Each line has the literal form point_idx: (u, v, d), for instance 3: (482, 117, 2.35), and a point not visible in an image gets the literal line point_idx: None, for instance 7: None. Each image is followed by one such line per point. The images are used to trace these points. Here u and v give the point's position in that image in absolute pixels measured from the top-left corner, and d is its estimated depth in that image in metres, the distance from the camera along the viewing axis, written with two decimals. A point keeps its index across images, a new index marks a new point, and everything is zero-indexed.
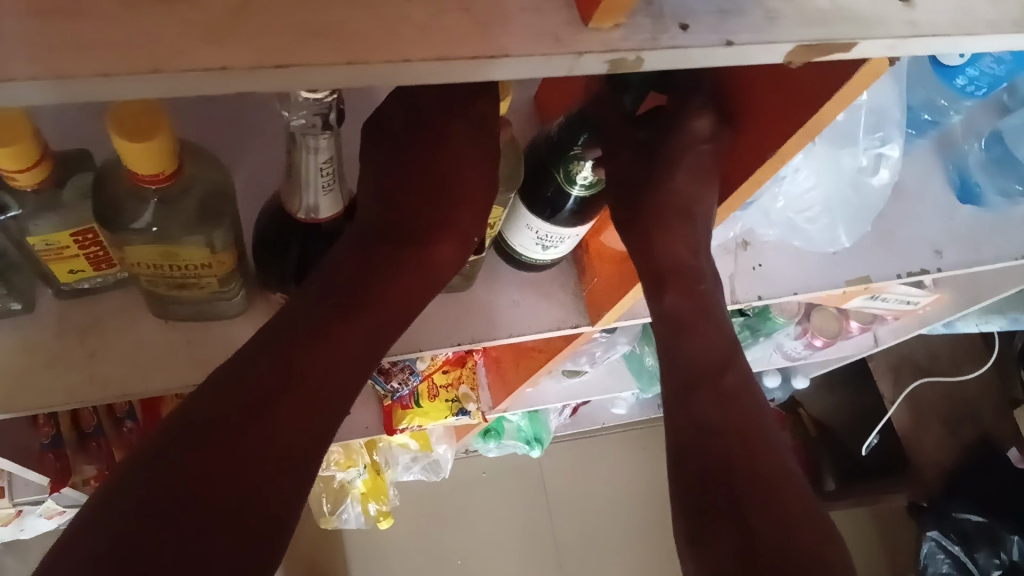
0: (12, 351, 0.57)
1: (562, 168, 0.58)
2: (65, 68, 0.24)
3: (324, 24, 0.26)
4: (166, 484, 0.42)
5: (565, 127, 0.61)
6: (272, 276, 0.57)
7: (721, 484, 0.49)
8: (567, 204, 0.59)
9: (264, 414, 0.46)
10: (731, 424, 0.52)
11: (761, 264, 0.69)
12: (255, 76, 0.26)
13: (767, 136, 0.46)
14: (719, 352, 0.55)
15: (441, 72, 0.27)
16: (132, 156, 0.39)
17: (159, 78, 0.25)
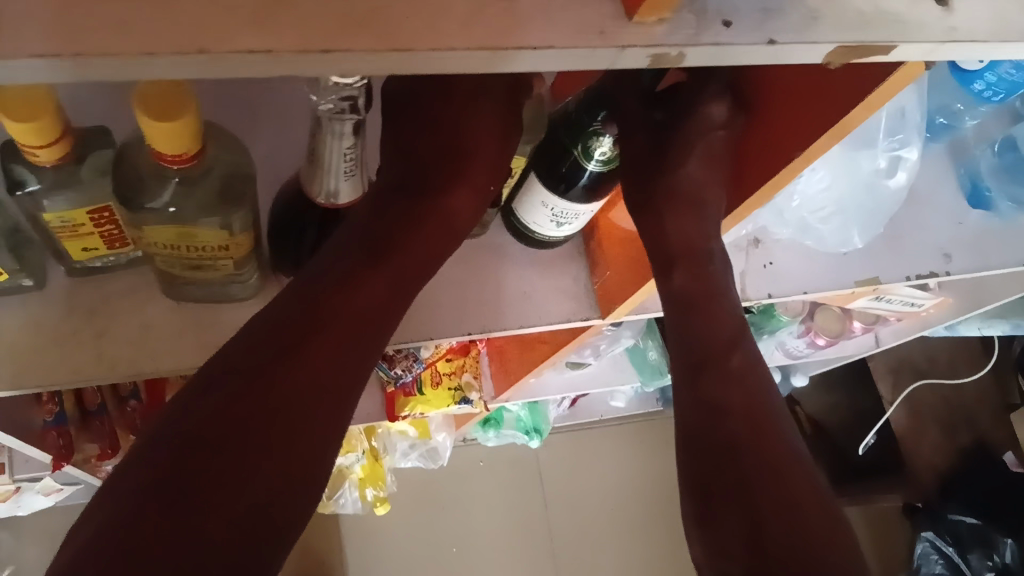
0: (22, 328, 0.57)
1: (580, 142, 0.57)
2: (110, 47, 0.24)
3: (367, 8, 0.26)
4: (171, 452, 0.42)
5: (585, 103, 0.59)
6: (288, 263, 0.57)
7: (729, 468, 0.50)
8: (582, 179, 0.58)
9: (277, 379, 0.46)
10: (741, 407, 0.52)
11: (771, 262, 0.69)
12: (299, 61, 0.26)
13: (790, 136, 0.46)
14: (728, 331, 0.55)
15: (484, 61, 0.27)
16: (159, 136, 0.38)
17: (202, 59, 0.25)
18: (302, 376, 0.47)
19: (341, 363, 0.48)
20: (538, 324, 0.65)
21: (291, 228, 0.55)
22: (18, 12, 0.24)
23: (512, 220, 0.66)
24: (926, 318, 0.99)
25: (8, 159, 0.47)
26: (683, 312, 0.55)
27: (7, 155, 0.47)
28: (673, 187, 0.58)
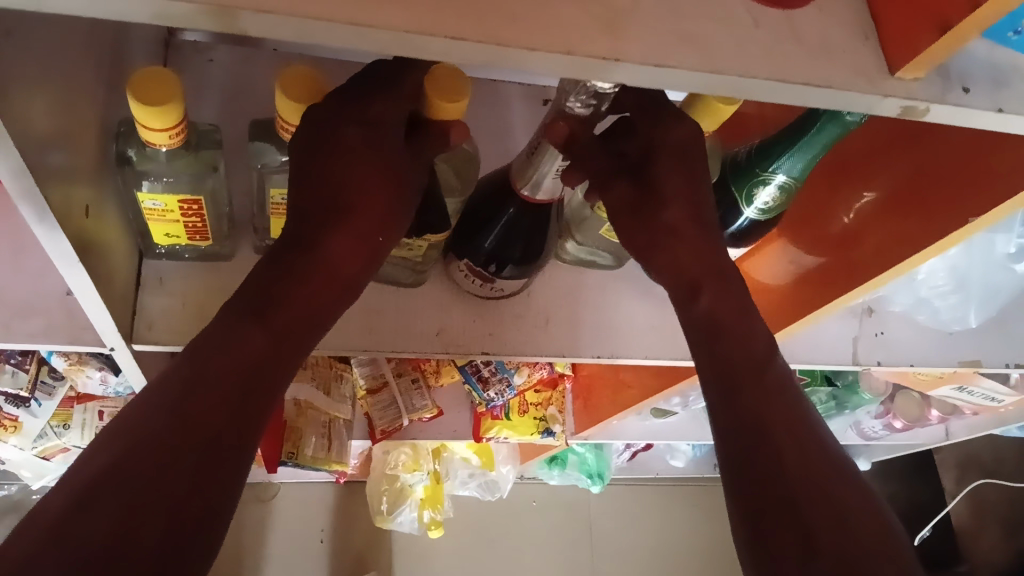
0: (200, 290, 0.60)
1: (744, 188, 0.56)
2: (504, 37, 0.29)
3: (693, 34, 0.31)
4: (162, 405, 0.43)
5: (786, 134, 0.54)
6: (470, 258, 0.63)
7: (785, 517, 0.45)
8: (735, 223, 0.59)
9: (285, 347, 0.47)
10: (818, 495, 0.45)
11: (883, 331, 0.73)
12: (639, 70, 0.30)
13: (964, 193, 0.49)
14: (750, 364, 0.50)
15: (776, 90, 0.32)
16: (443, 114, 0.46)
17: (567, 58, 0.29)
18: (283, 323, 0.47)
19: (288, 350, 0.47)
20: (661, 357, 0.68)
21: (479, 220, 0.62)
22: None
23: None
24: (1002, 414, 1.00)
25: (271, 141, 0.54)
26: (706, 346, 0.51)
27: (260, 138, 0.55)
28: (838, 239, 0.59)
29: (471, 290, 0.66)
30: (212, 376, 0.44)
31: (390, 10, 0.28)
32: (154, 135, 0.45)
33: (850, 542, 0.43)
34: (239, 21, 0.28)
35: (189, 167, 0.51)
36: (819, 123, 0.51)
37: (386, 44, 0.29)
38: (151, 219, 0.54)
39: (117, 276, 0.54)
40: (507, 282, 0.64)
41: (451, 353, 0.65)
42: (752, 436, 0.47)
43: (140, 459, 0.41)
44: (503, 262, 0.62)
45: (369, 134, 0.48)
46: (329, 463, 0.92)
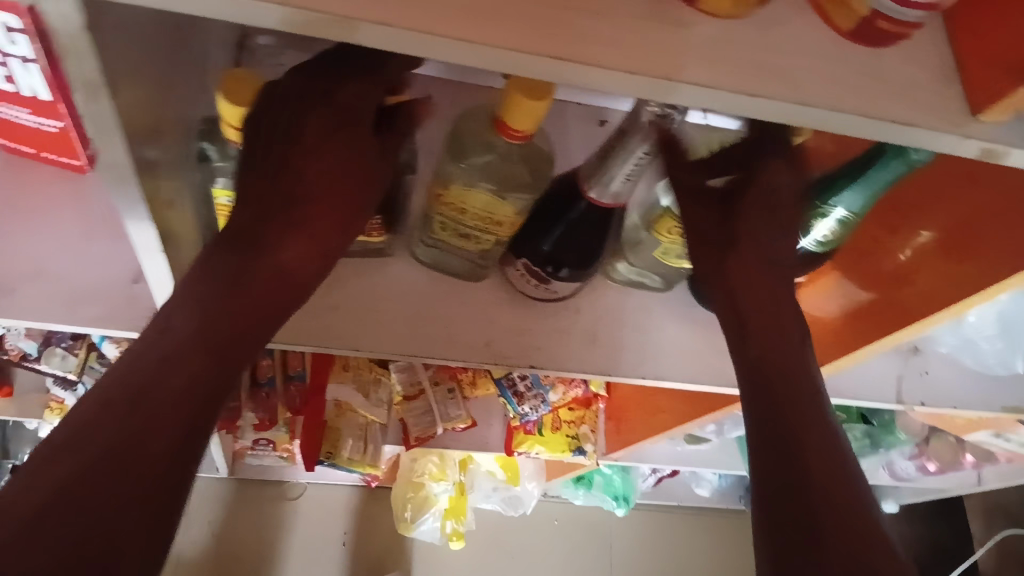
0: None
1: (804, 219, 0.58)
2: (604, 61, 0.30)
3: (784, 67, 0.32)
4: (122, 393, 0.44)
5: (849, 170, 0.55)
6: (535, 257, 0.64)
7: (805, 527, 0.48)
8: (793, 250, 0.60)
9: (244, 340, 0.49)
10: (835, 509, 0.48)
11: (929, 371, 0.74)
12: (730, 99, 0.31)
13: (1006, 242, 0.50)
14: (792, 388, 0.52)
15: (860, 124, 0.33)
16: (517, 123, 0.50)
17: (663, 84, 0.30)
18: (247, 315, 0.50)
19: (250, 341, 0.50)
20: (704, 383, 0.69)
21: (542, 223, 0.64)
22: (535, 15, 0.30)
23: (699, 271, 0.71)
24: None
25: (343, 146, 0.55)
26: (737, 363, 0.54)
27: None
28: (891, 276, 0.60)
29: (525, 290, 0.68)
30: (180, 364, 0.46)
31: (496, 29, 0.29)
32: (232, 132, 0.48)
33: (866, 551, 0.47)
34: (352, 32, 0.29)
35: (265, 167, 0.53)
36: (882, 160, 0.52)
37: (492, 61, 0.30)
38: (222, 215, 0.56)
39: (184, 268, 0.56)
40: (562, 285, 0.66)
41: (497, 365, 0.66)
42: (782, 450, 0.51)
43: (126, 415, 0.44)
44: (561, 264, 0.64)
45: (336, 120, 0.52)
46: (363, 465, 0.96)
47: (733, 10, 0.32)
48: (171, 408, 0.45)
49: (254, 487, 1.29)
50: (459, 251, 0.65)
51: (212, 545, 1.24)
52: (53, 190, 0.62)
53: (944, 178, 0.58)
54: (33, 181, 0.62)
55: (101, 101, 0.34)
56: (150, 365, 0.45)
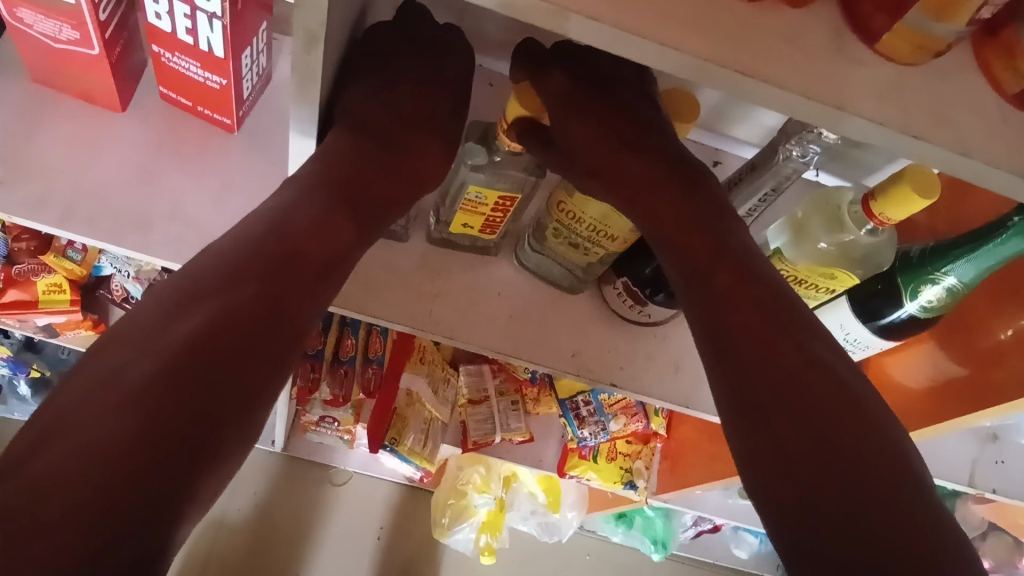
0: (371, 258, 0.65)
1: (911, 282, 0.57)
2: (786, 82, 0.32)
3: (949, 116, 0.34)
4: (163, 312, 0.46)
5: (963, 240, 0.56)
6: (636, 279, 0.66)
7: (862, 527, 0.43)
8: (887, 314, 0.58)
9: (278, 277, 0.50)
10: (885, 500, 0.44)
11: (1004, 460, 0.73)
12: (895, 136, 0.34)
13: None
14: (802, 365, 0.50)
15: (1013, 182, 0.35)
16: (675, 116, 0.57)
17: (836, 113, 0.33)
18: (282, 257, 0.51)
19: (286, 279, 0.50)
20: None
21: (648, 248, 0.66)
22: (731, 30, 0.33)
23: None
24: None
25: (482, 144, 0.60)
26: (723, 345, 0.52)
27: (472, 140, 0.61)
28: (993, 353, 0.60)
29: (619, 310, 0.69)
30: (220, 290, 0.48)
31: (691, 38, 0.32)
32: None
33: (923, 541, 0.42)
34: (562, 23, 0.32)
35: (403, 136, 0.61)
36: (1004, 234, 0.53)
37: (685, 67, 0.33)
38: None
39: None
40: (657, 309, 0.68)
41: (581, 376, 0.67)
42: (816, 450, 0.47)
43: (177, 319, 0.46)
44: (659, 289, 0.66)
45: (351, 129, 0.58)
46: (420, 458, 1.00)
47: (910, 57, 0.34)
48: (206, 321, 0.46)
49: (301, 467, 1.32)
50: (562, 260, 0.68)
51: (254, 515, 1.26)
52: (202, 143, 0.68)
53: None
54: (187, 133, 0.69)
55: (315, 54, 0.38)
56: (187, 294, 0.47)
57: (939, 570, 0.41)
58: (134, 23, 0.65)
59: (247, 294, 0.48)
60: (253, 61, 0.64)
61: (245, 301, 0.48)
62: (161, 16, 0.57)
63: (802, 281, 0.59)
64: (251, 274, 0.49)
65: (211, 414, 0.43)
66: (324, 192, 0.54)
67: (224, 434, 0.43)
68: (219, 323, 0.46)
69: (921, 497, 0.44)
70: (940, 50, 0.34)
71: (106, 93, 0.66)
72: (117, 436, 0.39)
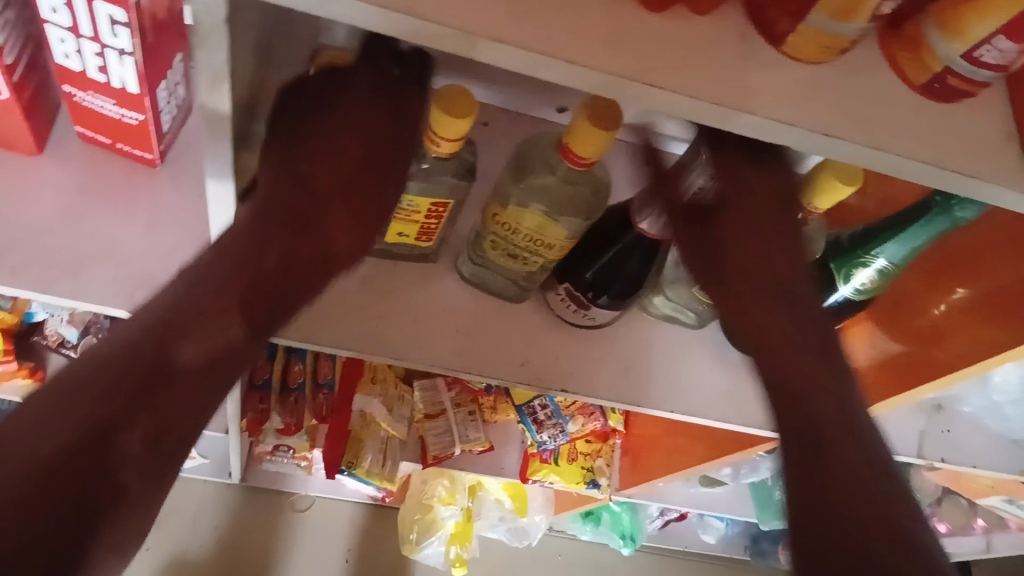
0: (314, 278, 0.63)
1: (844, 267, 0.59)
2: (697, 92, 0.32)
3: (861, 114, 0.34)
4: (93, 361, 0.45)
5: (890, 223, 0.57)
6: (578, 284, 0.66)
7: (858, 548, 0.46)
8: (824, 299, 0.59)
9: (232, 317, 0.49)
10: (874, 520, 0.47)
11: (951, 429, 0.74)
12: (807, 136, 0.34)
13: None
14: (804, 387, 0.53)
15: (927, 173, 0.35)
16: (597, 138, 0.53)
17: (748, 118, 0.33)
18: (241, 296, 0.50)
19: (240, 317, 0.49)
20: (729, 422, 0.70)
21: (587, 250, 0.66)
22: (639, 45, 0.33)
23: None
24: None
25: None
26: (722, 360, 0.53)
27: None
28: (928, 330, 0.61)
29: (565, 316, 0.69)
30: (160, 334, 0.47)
31: (601, 56, 0.32)
32: None
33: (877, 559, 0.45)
34: (471, 47, 0.31)
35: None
36: (927, 214, 0.54)
37: (595, 84, 0.33)
38: None
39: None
40: (602, 312, 0.68)
41: (532, 385, 0.67)
42: (813, 468, 0.50)
43: (108, 365, 0.45)
44: (602, 292, 0.66)
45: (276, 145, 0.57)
46: (380, 479, 0.98)
47: (817, 57, 0.34)
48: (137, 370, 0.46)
49: (262, 495, 1.30)
50: (504, 271, 0.67)
51: (216, 548, 1.24)
52: (125, 178, 0.66)
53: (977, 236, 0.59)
54: (110, 171, 0.67)
55: (222, 92, 0.36)
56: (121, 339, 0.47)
57: None
58: (43, 63, 0.63)
59: (193, 346, 0.47)
60: (171, 93, 0.62)
61: (174, 361, 0.47)
62: (70, 56, 0.55)
63: None
64: (208, 317, 0.48)
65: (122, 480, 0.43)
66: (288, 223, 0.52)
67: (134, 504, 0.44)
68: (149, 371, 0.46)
69: (889, 518, 0.47)
70: (847, 48, 0.34)
71: (20, 136, 0.63)
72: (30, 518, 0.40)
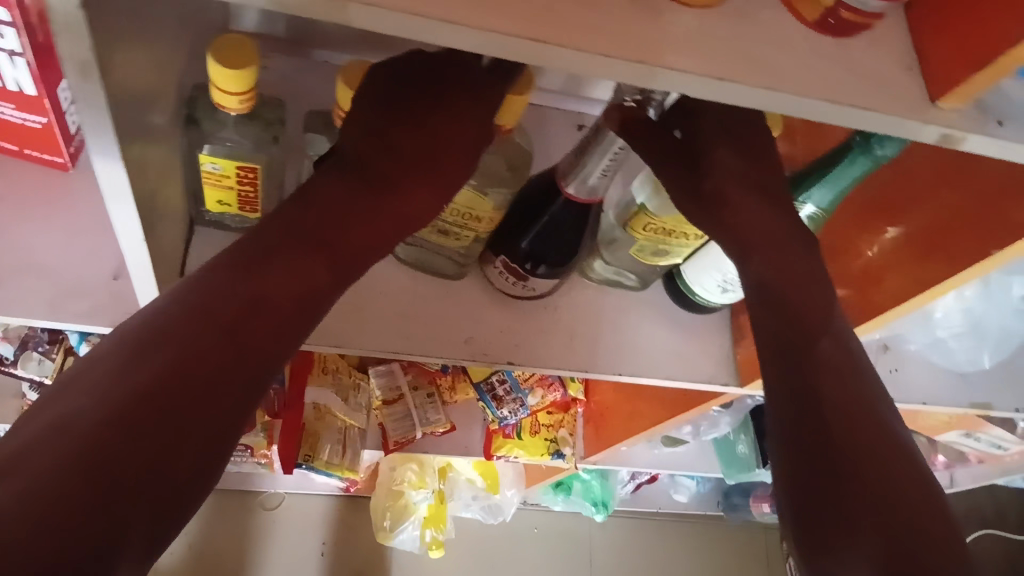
0: None
1: None
2: (583, 44, 0.31)
3: (755, 55, 0.34)
4: (123, 352, 0.41)
5: (817, 168, 0.58)
6: (514, 254, 0.65)
7: (873, 495, 0.44)
8: None
9: (252, 312, 0.46)
10: (884, 461, 0.46)
11: (897, 368, 0.74)
12: (701, 81, 0.33)
13: (967, 226, 0.51)
14: (829, 337, 0.50)
15: (827, 110, 0.35)
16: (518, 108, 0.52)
17: (639, 68, 0.32)
18: (258, 292, 0.47)
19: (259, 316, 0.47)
20: (677, 380, 0.69)
21: (520, 219, 0.65)
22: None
23: (675, 269, 0.71)
24: (1007, 464, 1.02)
25: (322, 133, 0.59)
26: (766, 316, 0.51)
27: (311, 128, 0.59)
28: (863, 269, 0.60)
29: (504, 288, 0.68)
30: (188, 328, 0.44)
31: (481, 14, 0.31)
32: (228, 99, 0.48)
33: (915, 506, 0.44)
34: (344, 13, 0.30)
35: (255, 132, 0.54)
36: (851, 155, 0.54)
37: (476, 43, 0.31)
38: (208, 183, 0.56)
39: (169, 222, 0.54)
40: (540, 282, 0.67)
41: (477, 361, 0.66)
42: (822, 415, 0.48)
43: (142, 356, 0.41)
44: (539, 260, 0.65)
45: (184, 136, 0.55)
46: (341, 469, 0.96)
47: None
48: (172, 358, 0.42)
49: (230, 498, 1.28)
50: (441, 250, 0.66)
51: (187, 555, 1.22)
52: (41, 185, 0.63)
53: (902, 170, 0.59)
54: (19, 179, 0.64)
55: (94, 83, 0.34)
56: (150, 332, 0.43)
57: (932, 528, 0.43)
58: None
59: (212, 342, 0.44)
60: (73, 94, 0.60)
61: (206, 356, 0.43)
62: None
63: (672, 232, 0.61)
64: (233, 314, 0.46)
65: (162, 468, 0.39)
66: (288, 220, 0.51)
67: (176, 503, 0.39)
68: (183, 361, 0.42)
69: (905, 456, 0.46)
70: None
71: None
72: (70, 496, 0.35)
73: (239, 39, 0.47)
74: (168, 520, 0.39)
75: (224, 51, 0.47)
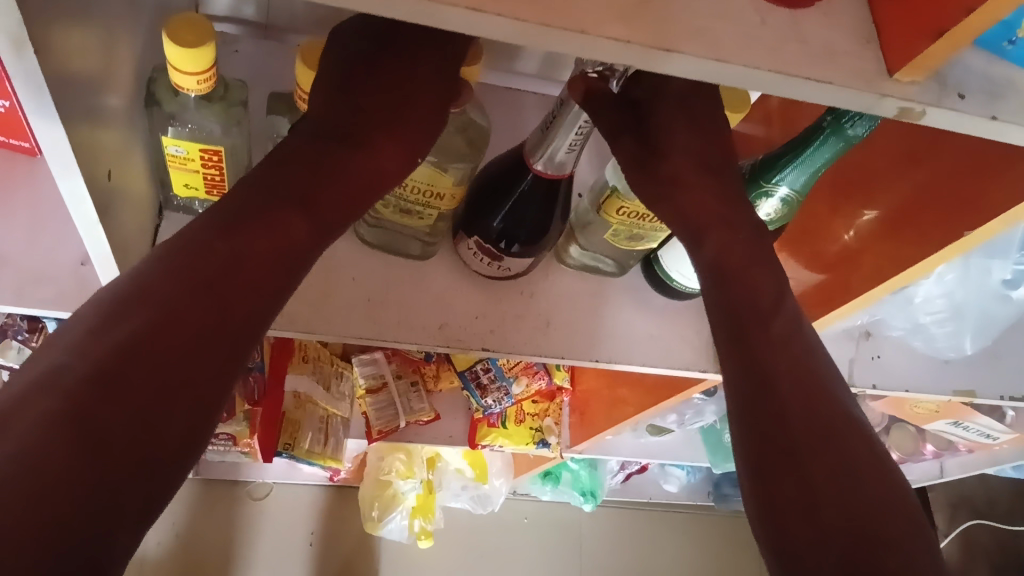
0: None
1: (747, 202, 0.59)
2: (524, 13, 0.31)
3: (704, 26, 0.33)
4: (99, 323, 0.40)
5: (785, 150, 0.57)
6: (487, 235, 0.64)
7: (834, 478, 0.44)
8: None
9: (236, 273, 0.45)
10: (845, 444, 0.46)
11: (879, 355, 0.73)
12: (647, 53, 0.32)
13: (941, 203, 0.50)
14: (784, 317, 0.50)
15: (779, 83, 0.34)
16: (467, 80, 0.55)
17: (582, 38, 0.31)
18: (240, 253, 0.45)
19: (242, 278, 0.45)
20: (655, 367, 0.68)
21: (490, 201, 0.64)
22: None
23: (652, 254, 0.71)
24: (995, 454, 1.01)
25: None
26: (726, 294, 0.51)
27: None
28: (837, 252, 0.59)
29: (479, 269, 0.67)
30: (168, 294, 0.42)
31: None
32: (185, 79, 0.47)
33: (873, 489, 0.44)
34: None
35: (219, 115, 0.53)
36: (820, 136, 0.53)
37: (414, 13, 0.31)
38: (173, 166, 0.55)
39: (131, 206, 0.54)
40: (516, 262, 0.66)
41: (450, 347, 0.65)
42: (783, 394, 0.47)
43: (119, 325, 0.40)
44: (513, 240, 0.64)
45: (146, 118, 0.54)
46: (324, 458, 0.96)
47: None
48: (151, 327, 0.41)
49: (218, 488, 1.27)
50: (409, 229, 0.66)
51: (174, 547, 1.22)
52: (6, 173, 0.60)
53: (877, 152, 0.58)
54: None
55: (28, 57, 0.34)
56: (128, 300, 0.41)
57: (893, 512, 0.43)
58: None
59: (194, 309, 0.43)
60: None
61: (189, 324, 0.42)
62: None
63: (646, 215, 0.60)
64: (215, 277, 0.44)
65: (148, 443, 0.38)
66: (265, 181, 0.49)
67: (167, 476, 0.39)
68: (163, 329, 0.41)
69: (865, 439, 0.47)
70: None
71: None
72: (52, 481, 0.35)
73: (194, 19, 0.46)
74: (159, 495, 0.39)
75: (178, 32, 0.46)
